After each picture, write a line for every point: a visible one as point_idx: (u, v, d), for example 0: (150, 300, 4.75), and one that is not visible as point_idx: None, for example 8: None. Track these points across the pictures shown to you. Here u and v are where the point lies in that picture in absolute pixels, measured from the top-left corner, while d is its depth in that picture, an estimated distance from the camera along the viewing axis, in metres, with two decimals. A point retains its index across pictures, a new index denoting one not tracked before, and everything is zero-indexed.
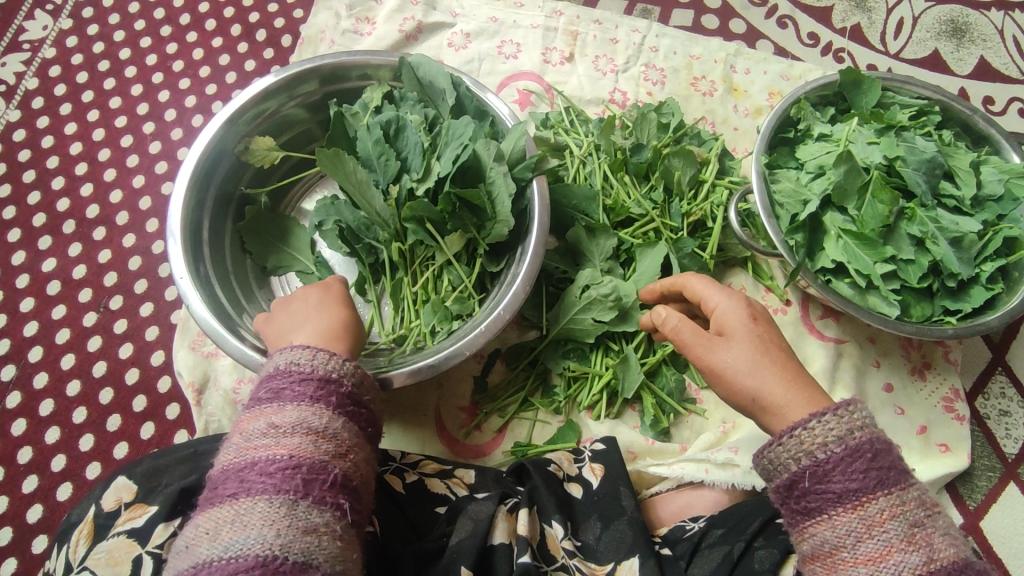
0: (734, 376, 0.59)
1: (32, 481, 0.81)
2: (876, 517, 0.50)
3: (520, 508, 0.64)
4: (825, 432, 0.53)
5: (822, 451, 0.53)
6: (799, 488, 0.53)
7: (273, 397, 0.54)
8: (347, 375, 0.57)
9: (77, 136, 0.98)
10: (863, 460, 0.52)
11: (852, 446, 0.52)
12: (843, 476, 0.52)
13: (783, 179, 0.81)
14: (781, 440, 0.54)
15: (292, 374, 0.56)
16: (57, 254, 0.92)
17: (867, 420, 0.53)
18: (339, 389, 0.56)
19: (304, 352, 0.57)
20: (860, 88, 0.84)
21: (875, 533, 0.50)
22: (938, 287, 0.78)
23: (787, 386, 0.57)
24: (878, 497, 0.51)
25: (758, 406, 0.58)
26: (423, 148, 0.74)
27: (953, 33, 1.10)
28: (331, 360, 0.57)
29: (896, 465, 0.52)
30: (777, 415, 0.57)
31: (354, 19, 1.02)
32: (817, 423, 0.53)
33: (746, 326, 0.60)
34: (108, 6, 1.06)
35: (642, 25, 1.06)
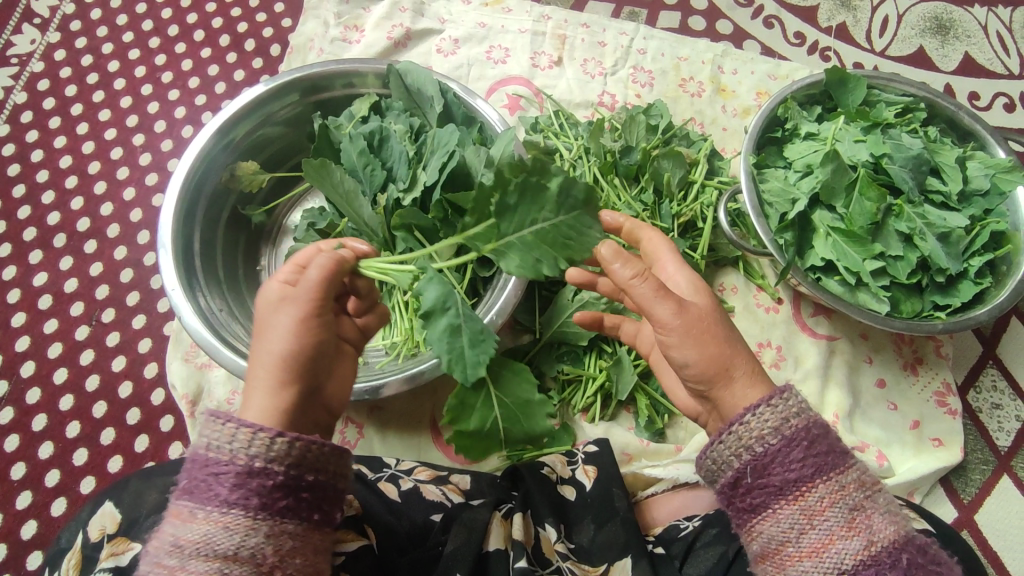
0: (689, 339, 0.56)
1: (26, 497, 0.81)
2: (816, 507, 0.51)
3: (515, 514, 0.65)
4: (760, 423, 0.53)
5: (760, 443, 0.53)
6: (741, 485, 0.54)
7: (196, 494, 0.50)
8: (276, 459, 0.51)
9: (67, 150, 0.98)
10: (800, 448, 0.52)
11: (788, 435, 0.53)
12: (782, 468, 0.52)
13: (772, 178, 0.82)
14: (720, 437, 0.55)
15: (208, 466, 0.50)
16: (48, 268, 0.92)
17: (803, 406, 0.54)
18: (268, 482, 0.50)
19: (226, 435, 0.50)
20: (846, 86, 0.85)
21: (817, 523, 0.51)
22: (927, 283, 0.79)
23: (738, 358, 0.57)
24: (817, 486, 0.51)
25: (712, 374, 0.57)
26: (408, 158, 0.77)
27: (937, 30, 1.11)
28: (252, 442, 0.50)
29: (834, 449, 0.53)
30: (730, 387, 0.57)
31: (343, 28, 1.03)
32: (753, 415, 0.54)
33: (703, 299, 0.61)
34: (96, 19, 1.06)
35: (629, 28, 1.07)
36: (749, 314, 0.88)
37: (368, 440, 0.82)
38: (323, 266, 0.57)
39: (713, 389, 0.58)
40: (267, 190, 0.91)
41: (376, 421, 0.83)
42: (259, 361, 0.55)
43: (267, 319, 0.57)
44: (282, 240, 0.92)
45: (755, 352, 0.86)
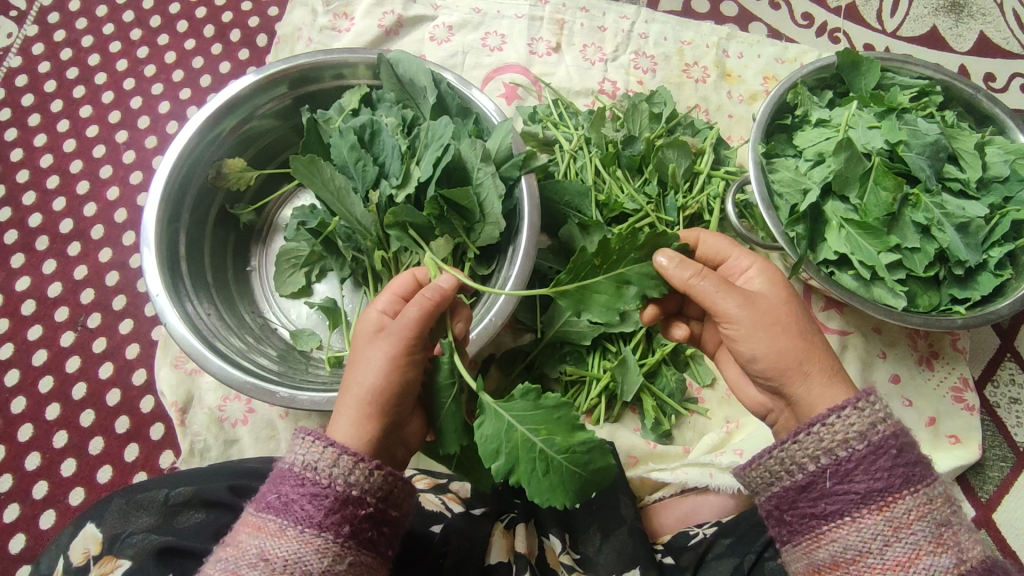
0: (753, 335, 0.57)
1: (14, 510, 0.79)
2: (903, 518, 0.50)
3: (518, 525, 0.64)
4: (845, 427, 0.52)
5: (843, 447, 0.52)
6: (818, 488, 0.53)
7: (281, 510, 0.51)
8: (371, 491, 0.52)
9: (47, 148, 0.95)
10: (888, 457, 0.51)
11: (875, 442, 0.52)
12: (867, 476, 0.51)
13: (782, 168, 0.78)
14: (798, 437, 0.54)
15: (305, 486, 0.51)
16: (31, 272, 0.89)
17: (888, 412, 0.53)
18: (358, 512, 0.51)
19: (326, 458, 0.52)
20: (858, 69, 0.81)
21: (903, 535, 0.50)
22: (944, 276, 0.75)
23: (814, 355, 0.58)
24: (905, 497, 0.51)
25: (786, 370, 0.57)
26: (401, 152, 0.73)
27: (951, 8, 1.06)
28: (353, 469, 0.52)
29: (920, 461, 0.52)
30: (803, 383, 0.57)
31: (331, 15, 0.98)
32: (837, 418, 0.53)
33: (775, 294, 0.59)
34: (75, 10, 1.02)
35: (630, 11, 1.03)
36: None
37: None
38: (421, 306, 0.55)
39: (782, 384, 0.58)
40: (256, 188, 0.87)
41: None
42: (351, 388, 0.55)
43: (363, 350, 0.56)
44: (273, 239, 0.89)
45: None
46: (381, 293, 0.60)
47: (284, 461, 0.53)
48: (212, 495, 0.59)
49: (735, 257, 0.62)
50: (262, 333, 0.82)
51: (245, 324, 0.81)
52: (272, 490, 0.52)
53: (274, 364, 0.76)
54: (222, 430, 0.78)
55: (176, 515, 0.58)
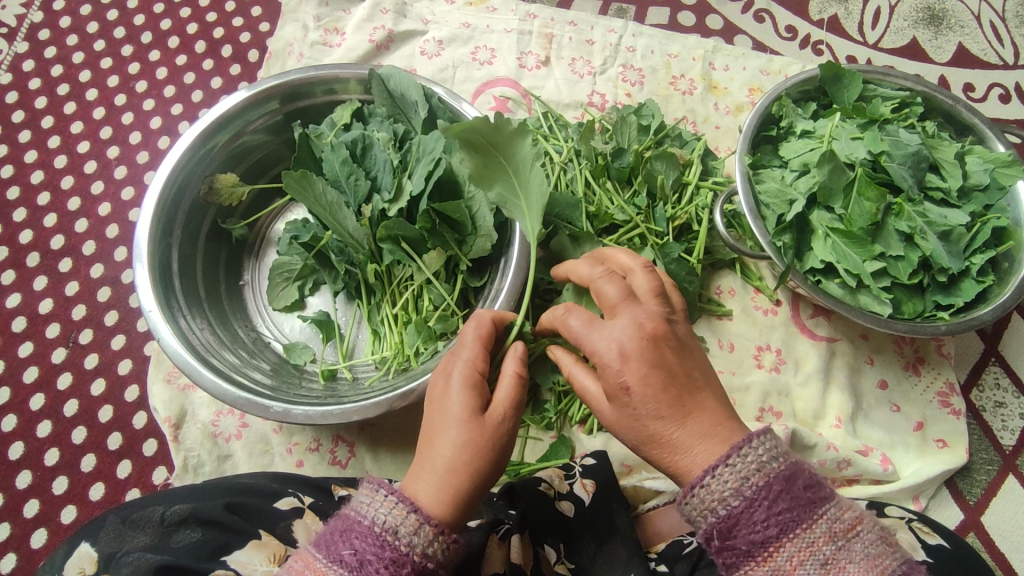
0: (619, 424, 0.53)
1: (4, 529, 0.78)
2: (785, 566, 0.49)
3: (512, 536, 0.64)
4: (721, 486, 0.50)
5: (721, 506, 0.50)
6: (709, 545, 0.51)
7: (354, 568, 0.48)
8: (443, 563, 0.50)
9: (39, 164, 0.95)
10: (763, 508, 0.49)
11: (750, 496, 0.49)
12: (747, 530, 0.49)
13: (768, 179, 0.80)
14: (683, 499, 0.51)
15: (384, 550, 0.48)
16: (21, 289, 0.88)
17: (764, 459, 0.50)
18: None
19: (411, 522, 0.49)
20: (841, 82, 0.83)
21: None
22: (928, 282, 0.77)
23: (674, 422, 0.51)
24: (786, 545, 0.49)
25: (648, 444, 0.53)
26: (393, 167, 0.74)
27: (930, 21, 1.09)
28: (433, 541, 0.49)
29: (801, 502, 0.49)
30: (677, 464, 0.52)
31: (323, 31, 1.00)
32: (713, 478, 0.50)
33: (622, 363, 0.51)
34: (65, 27, 1.03)
35: (617, 25, 1.05)
36: (747, 316, 0.86)
37: (359, 459, 0.78)
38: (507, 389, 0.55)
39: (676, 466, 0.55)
40: (248, 203, 0.88)
41: (367, 439, 0.79)
42: (440, 451, 0.52)
43: (457, 414, 0.53)
44: (266, 253, 0.89)
45: (755, 356, 0.85)
46: (469, 346, 0.57)
47: (362, 513, 0.50)
48: (207, 514, 0.58)
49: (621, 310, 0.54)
50: (255, 347, 0.82)
51: (240, 338, 0.81)
52: (341, 546, 0.49)
53: (268, 379, 0.76)
54: (216, 445, 0.77)
55: (171, 534, 0.56)
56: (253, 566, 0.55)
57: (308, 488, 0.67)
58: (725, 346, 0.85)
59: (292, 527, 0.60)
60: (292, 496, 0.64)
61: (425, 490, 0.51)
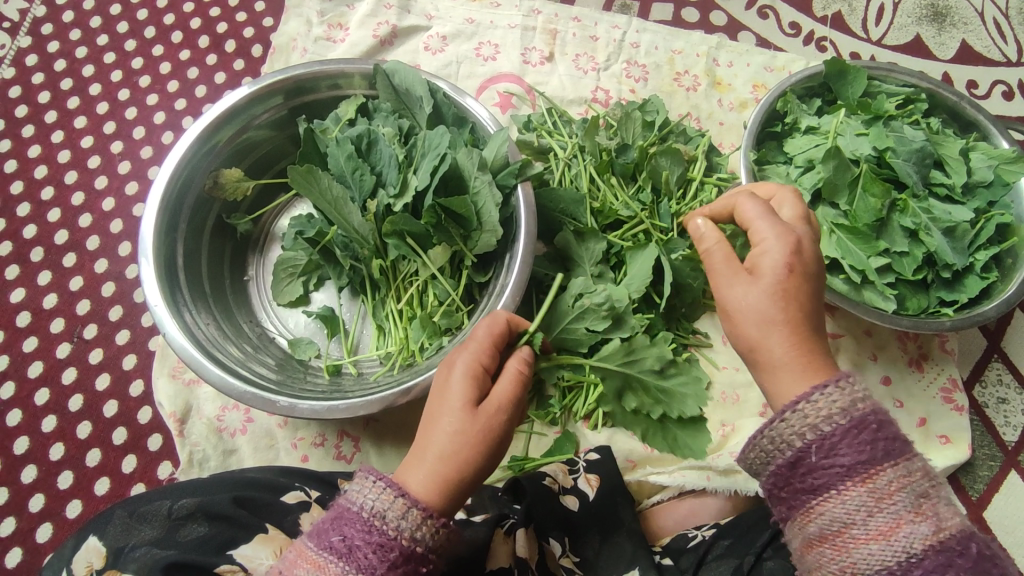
0: (739, 320, 0.56)
1: (9, 523, 0.78)
2: (885, 490, 0.49)
3: (518, 530, 0.62)
4: (828, 403, 0.51)
5: (826, 422, 0.50)
6: (803, 462, 0.51)
7: (343, 554, 0.48)
8: (433, 548, 0.50)
9: (42, 159, 0.95)
10: (868, 432, 0.50)
11: (857, 417, 0.50)
12: (849, 450, 0.49)
13: (773, 175, 0.80)
14: (782, 415, 0.52)
15: (371, 535, 0.48)
16: (25, 284, 0.88)
17: (868, 391, 0.52)
18: (421, 568, 0.49)
19: (395, 507, 0.49)
20: (845, 78, 0.83)
21: (884, 507, 0.49)
22: (933, 279, 0.77)
23: (791, 336, 0.54)
24: (887, 469, 0.49)
25: (752, 358, 0.56)
26: (398, 162, 0.74)
27: (934, 17, 1.09)
28: (421, 525, 0.49)
29: (897, 435, 0.51)
30: (767, 372, 0.55)
31: (326, 26, 0.99)
32: (820, 395, 0.51)
33: (778, 273, 0.54)
34: (68, 21, 1.02)
35: (621, 21, 1.04)
36: None
37: (363, 454, 0.78)
38: (507, 385, 0.55)
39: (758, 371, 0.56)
40: (252, 198, 0.87)
41: (372, 435, 0.79)
42: (435, 440, 0.52)
43: (456, 404, 0.53)
44: (270, 249, 0.89)
45: None
46: (477, 339, 0.57)
47: (348, 500, 0.50)
48: (215, 508, 0.58)
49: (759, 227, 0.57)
50: (260, 343, 0.82)
51: (244, 332, 0.81)
52: (330, 532, 0.50)
53: (273, 374, 0.76)
54: (221, 439, 0.77)
55: (178, 528, 0.56)
56: (260, 560, 0.55)
57: (313, 483, 0.67)
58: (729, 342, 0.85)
59: (299, 521, 0.61)
60: (298, 491, 0.64)
61: (416, 478, 0.52)
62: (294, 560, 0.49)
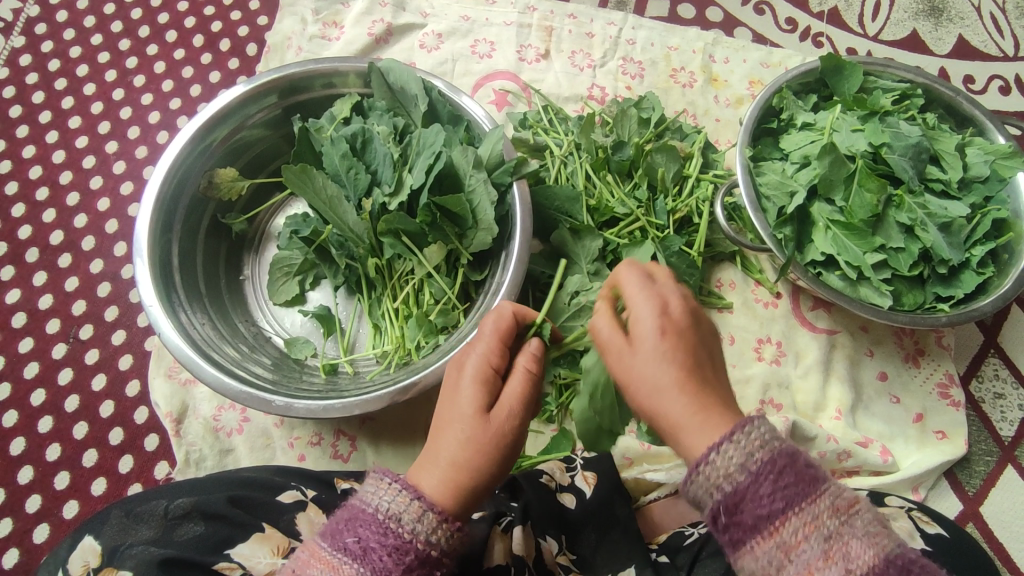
0: (636, 391, 0.51)
1: (6, 524, 0.78)
2: (790, 541, 0.45)
3: (515, 527, 0.62)
4: (727, 461, 0.47)
5: (740, 471, 0.46)
6: (715, 523, 0.48)
7: (358, 556, 0.48)
8: (447, 552, 0.50)
9: (37, 159, 0.94)
10: (769, 482, 0.46)
11: (755, 469, 0.46)
12: (753, 504, 0.46)
13: (769, 171, 0.80)
14: (693, 474, 0.48)
15: (387, 537, 0.48)
16: (21, 284, 0.88)
17: (768, 435, 0.47)
18: (434, 572, 0.49)
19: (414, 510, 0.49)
20: (842, 73, 0.83)
21: (794, 557, 0.45)
22: (929, 274, 0.77)
23: (679, 387, 0.50)
24: (790, 519, 0.45)
25: (660, 425, 0.51)
26: (393, 160, 0.74)
27: (930, 12, 1.09)
28: (436, 529, 0.49)
29: (802, 476, 0.46)
30: (673, 432, 0.50)
31: (321, 24, 0.99)
32: (717, 455, 0.47)
33: (655, 337, 0.51)
34: (62, 21, 1.02)
35: (617, 18, 1.04)
36: (747, 310, 0.86)
37: (360, 452, 0.78)
38: (518, 384, 0.55)
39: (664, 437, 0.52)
40: (247, 198, 0.87)
41: (369, 434, 0.79)
42: (445, 444, 0.53)
43: (468, 408, 0.53)
44: (266, 248, 0.88)
45: (755, 349, 0.85)
46: (487, 338, 0.57)
47: (365, 500, 0.50)
48: (211, 507, 0.58)
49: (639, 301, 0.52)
50: (256, 342, 0.82)
51: (239, 330, 0.81)
52: (345, 531, 0.49)
53: (269, 373, 0.76)
54: (217, 439, 0.77)
55: (175, 527, 0.56)
56: (257, 558, 0.55)
57: (310, 482, 0.67)
58: (726, 339, 0.85)
59: (295, 520, 0.60)
60: (295, 490, 0.64)
61: (427, 484, 0.52)
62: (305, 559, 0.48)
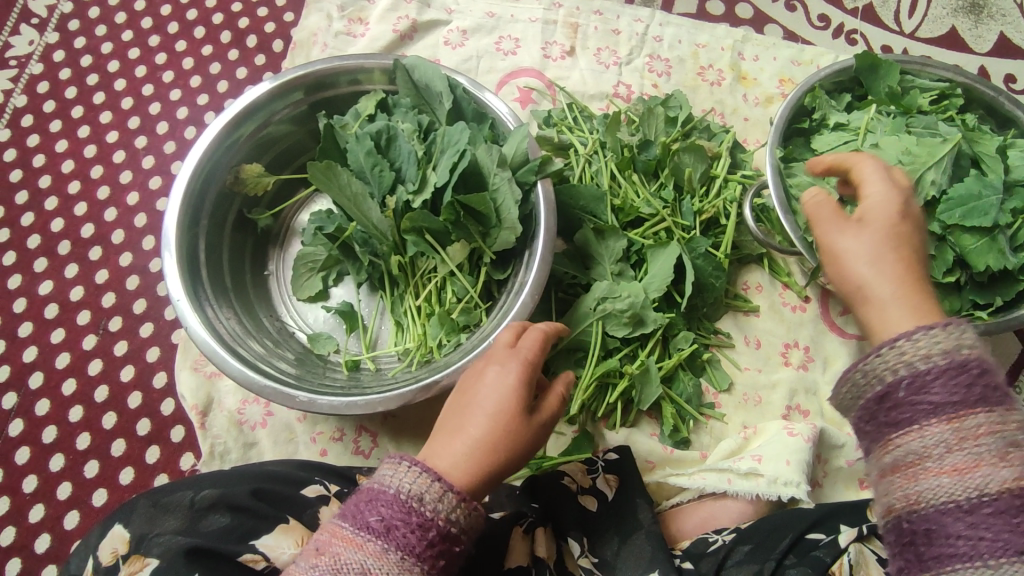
0: (847, 263, 0.57)
1: (38, 510, 0.80)
2: None
3: (536, 529, 0.63)
4: (944, 338, 0.50)
5: (923, 361, 0.50)
6: None
7: (381, 533, 0.48)
8: (464, 529, 0.51)
9: (69, 153, 0.96)
10: (969, 375, 0.49)
11: None
12: (943, 390, 0.49)
13: (800, 172, 0.78)
14: (877, 349, 0.51)
15: (410, 515, 0.49)
16: (53, 276, 0.90)
17: None
18: (453, 548, 0.50)
19: (436, 489, 0.50)
20: (877, 73, 0.80)
21: (966, 446, 0.48)
22: (966, 280, 0.74)
23: (899, 283, 0.55)
24: None
25: (861, 298, 0.56)
26: (418, 158, 0.74)
27: (970, 9, 1.05)
28: (455, 507, 0.50)
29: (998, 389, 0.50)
30: (873, 307, 0.55)
31: (346, 20, 0.99)
32: (924, 334, 0.50)
33: (888, 220, 0.57)
34: (94, 17, 1.04)
35: (644, 14, 1.03)
36: (775, 313, 0.85)
37: (381, 448, 0.78)
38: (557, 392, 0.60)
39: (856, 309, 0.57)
40: (273, 194, 0.88)
41: (389, 431, 0.79)
42: (479, 419, 0.55)
43: (506, 396, 0.56)
44: (291, 244, 0.89)
45: (782, 353, 0.83)
46: (518, 353, 0.58)
47: (385, 474, 0.51)
48: (235, 500, 0.58)
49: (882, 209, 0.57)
50: (280, 337, 0.83)
51: (263, 325, 0.82)
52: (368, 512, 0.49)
53: (293, 368, 0.76)
54: (241, 432, 0.78)
55: (201, 518, 0.57)
56: (282, 549, 0.57)
57: (333, 477, 0.67)
58: (751, 343, 0.83)
59: (318, 514, 0.61)
60: (318, 484, 0.65)
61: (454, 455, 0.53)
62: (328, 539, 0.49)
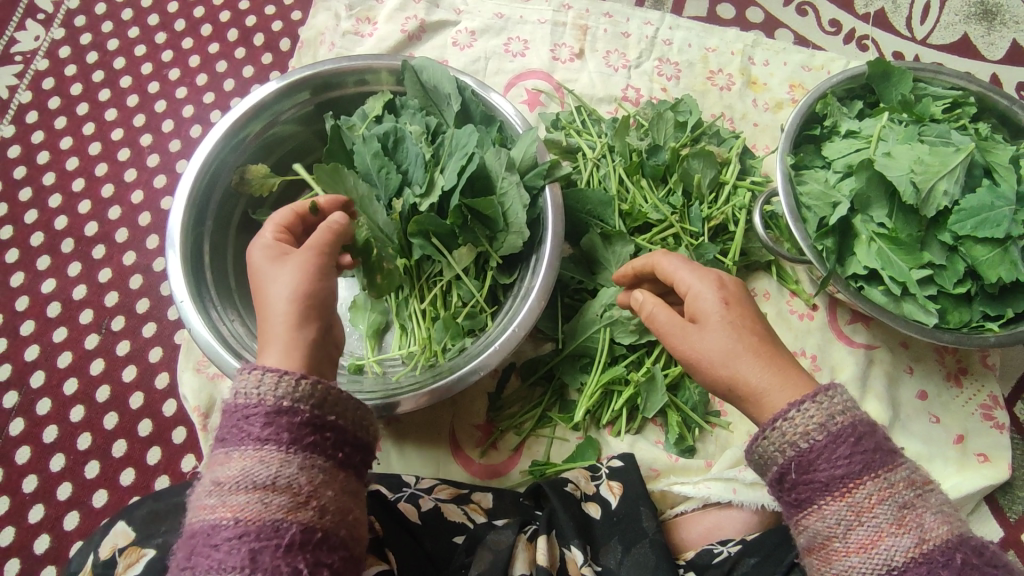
0: (708, 367, 0.56)
1: (38, 511, 0.79)
2: (864, 503, 0.48)
3: (539, 536, 0.63)
4: (805, 420, 0.50)
5: (804, 439, 0.50)
6: (788, 482, 0.51)
7: (225, 443, 0.49)
8: (298, 399, 0.49)
9: (73, 151, 0.96)
10: (848, 444, 0.49)
11: (835, 432, 0.50)
12: (828, 464, 0.49)
13: (811, 180, 0.77)
14: (763, 433, 0.52)
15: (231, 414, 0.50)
16: (56, 274, 0.89)
17: (849, 403, 0.51)
18: (292, 420, 0.48)
19: (250, 380, 0.50)
20: (890, 79, 0.79)
21: (865, 520, 0.48)
22: (976, 291, 0.73)
23: (760, 368, 0.54)
24: (865, 483, 0.48)
25: (739, 392, 0.55)
26: (425, 161, 0.74)
27: (983, 16, 1.04)
28: (279, 384, 0.49)
29: (881, 446, 0.50)
30: (756, 402, 0.54)
31: (355, 20, 0.98)
32: (797, 412, 0.51)
33: (719, 310, 0.56)
34: (101, 13, 1.03)
35: (654, 18, 1.02)
36: (782, 321, 0.84)
37: (384, 452, 0.79)
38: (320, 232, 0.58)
39: (741, 404, 0.56)
40: (278, 194, 0.88)
41: (393, 433, 0.80)
42: (268, 305, 0.55)
43: (282, 284, 0.55)
44: None
45: None
46: (304, 251, 0.57)
47: (268, 445, 0.48)
48: None
49: (700, 300, 0.57)
50: None
51: None
52: (224, 429, 0.51)
53: None
54: None
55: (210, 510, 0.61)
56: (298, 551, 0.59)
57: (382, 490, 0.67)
58: None
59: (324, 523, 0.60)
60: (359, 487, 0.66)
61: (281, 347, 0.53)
62: (206, 467, 0.50)
